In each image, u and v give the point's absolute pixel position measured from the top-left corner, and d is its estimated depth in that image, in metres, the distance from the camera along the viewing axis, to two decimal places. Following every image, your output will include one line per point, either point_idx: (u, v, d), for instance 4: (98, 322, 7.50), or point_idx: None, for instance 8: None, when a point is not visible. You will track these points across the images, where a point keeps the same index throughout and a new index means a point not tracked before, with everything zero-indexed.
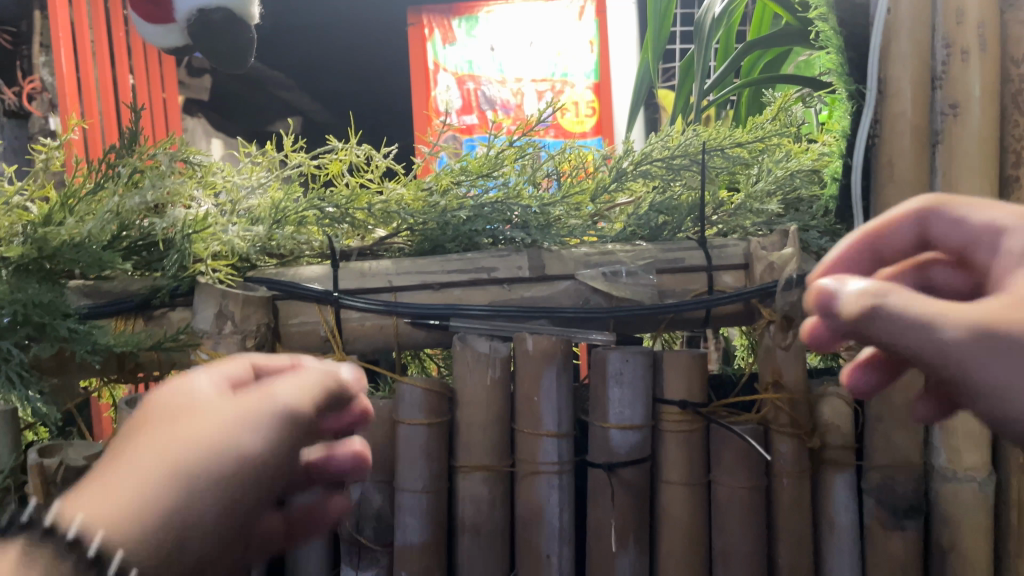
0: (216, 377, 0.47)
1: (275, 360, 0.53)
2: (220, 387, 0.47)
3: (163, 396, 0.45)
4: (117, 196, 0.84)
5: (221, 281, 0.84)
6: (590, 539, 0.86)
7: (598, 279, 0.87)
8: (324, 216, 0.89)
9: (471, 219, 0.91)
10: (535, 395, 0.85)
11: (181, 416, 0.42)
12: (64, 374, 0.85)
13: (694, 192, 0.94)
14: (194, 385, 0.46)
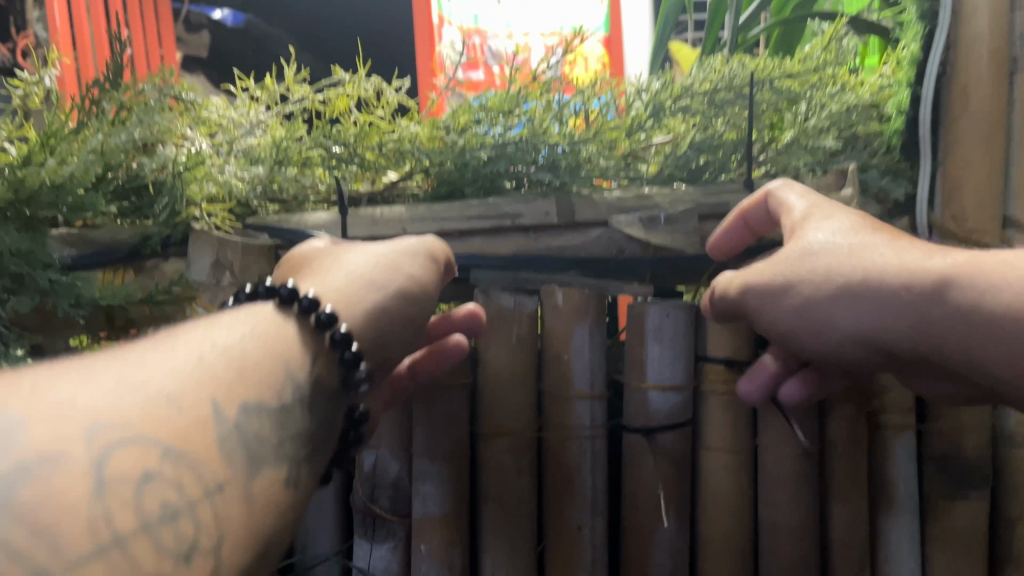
0: (423, 250, 0.67)
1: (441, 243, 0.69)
2: (418, 271, 0.64)
3: (374, 259, 0.64)
4: (102, 134, 0.75)
5: (218, 226, 0.79)
6: (626, 510, 0.78)
7: (635, 225, 0.78)
8: (331, 155, 0.81)
9: (493, 160, 0.82)
10: (566, 353, 0.77)
11: (379, 286, 0.62)
12: (50, 334, 0.75)
13: (740, 131, 0.85)
14: (399, 270, 0.63)
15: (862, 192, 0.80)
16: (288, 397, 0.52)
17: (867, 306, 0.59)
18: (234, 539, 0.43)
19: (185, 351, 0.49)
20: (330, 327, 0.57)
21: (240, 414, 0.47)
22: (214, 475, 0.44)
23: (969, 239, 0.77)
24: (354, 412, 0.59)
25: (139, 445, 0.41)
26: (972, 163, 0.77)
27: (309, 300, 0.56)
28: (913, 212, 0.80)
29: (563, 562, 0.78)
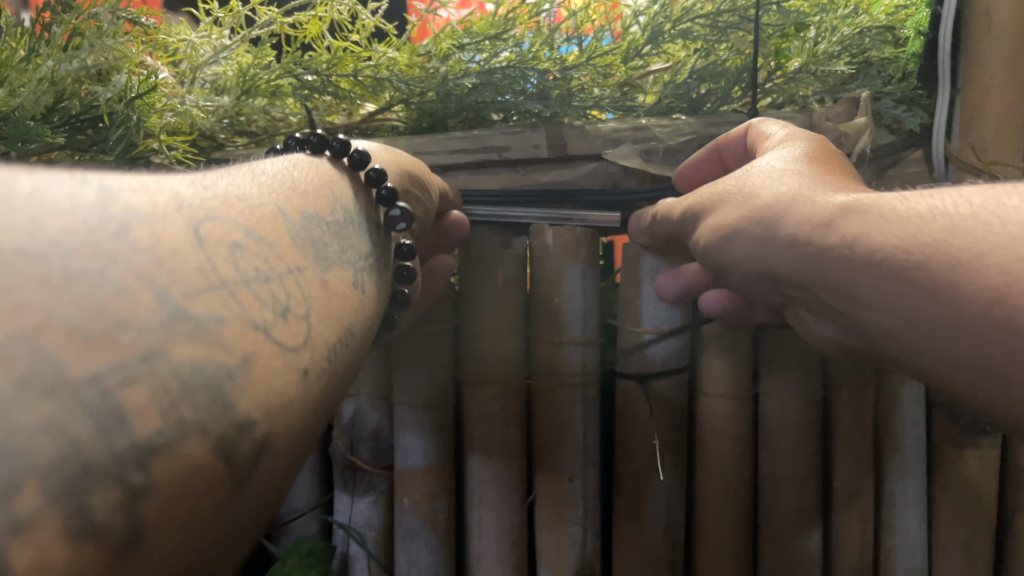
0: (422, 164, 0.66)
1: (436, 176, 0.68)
2: (424, 172, 0.64)
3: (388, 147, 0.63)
4: (50, 59, 0.69)
5: (178, 160, 0.73)
6: (618, 461, 0.75)
7: (632, 157, 0.74)
8: (301, 84, 0.75)
9: (478, 88, 0.76)
10: (556, 296, 0.72)
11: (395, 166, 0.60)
12: None
13: (744, 56, 0.79)
14: (403, 157, 0.63)
15: (874, 122, 0.74)
16: (340, 216, 0.47)
17: (763, 240, 0.55)
18: (321, 317, 0.38)
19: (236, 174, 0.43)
20: (364, 168, 0.54)
21: (305, 219, 0.42)
22: (295, 260, 0.39)
23: (989, 170, 0.71)
24: (400, 250, 0.55)
25: (217, 218, 0.35)
26: (995, 87, 0.71)
27: (340, 142, 0.53)
28: (928, 143, 0.74)
29: (553, 515, 0.74)
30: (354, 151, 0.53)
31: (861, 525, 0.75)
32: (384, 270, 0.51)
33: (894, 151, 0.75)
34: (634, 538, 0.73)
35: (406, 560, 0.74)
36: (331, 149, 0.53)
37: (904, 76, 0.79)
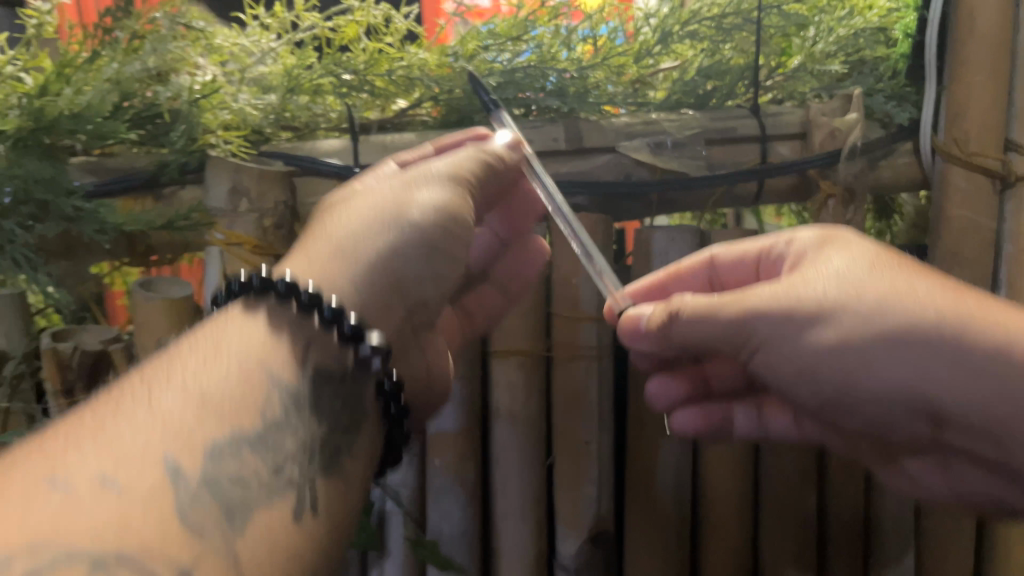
0: (459, 177, 0.62)
1: (476, 160, 0.64)
2: (453, 207, 0.60)
3: (390, 211, 0.59)
4: (116, 61, 0.77)
5: (233, 153, 0.78)
6: (631, 426, 0.82)
7: (643, 150, 0.80)
8: (341, 83, 0.82)
9: (502, 87, 0.84)
10: (574, 277, 0.79)
11: (406, 255, 0.58)
12: (73, 258, 0.80)
13: (746, 56, 0.86)
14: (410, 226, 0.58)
15: (866, 116, 0.81)
16: (276, 412, 0.48)
17: (806, 353, 0.57)
18: (186, 553, 0.38)
19: (175, 372, 0.47)
20: (339, 325, 0.52)
21: (229, 437, 0.44)
22: (180, 467, 0.41)
23: (970, 161, 0.77)
24: (382, 387, 0.55)
25: (122, 467, 0.39)
26: (977, 86, 0.77)
27: (309, 295, 0.52)
28: (916, 136, 0.81)
29: (572, 478, 0.81)
30: (304, 291, 0.52)
31: None
32: (314, 453, 0.49)
33: (885, 145, 0.80)
34: (645, 495, 0.81)
35: (439, 515, 0.82)
36: (299, 300, 0.52)
37: (894, 74, 0.85)
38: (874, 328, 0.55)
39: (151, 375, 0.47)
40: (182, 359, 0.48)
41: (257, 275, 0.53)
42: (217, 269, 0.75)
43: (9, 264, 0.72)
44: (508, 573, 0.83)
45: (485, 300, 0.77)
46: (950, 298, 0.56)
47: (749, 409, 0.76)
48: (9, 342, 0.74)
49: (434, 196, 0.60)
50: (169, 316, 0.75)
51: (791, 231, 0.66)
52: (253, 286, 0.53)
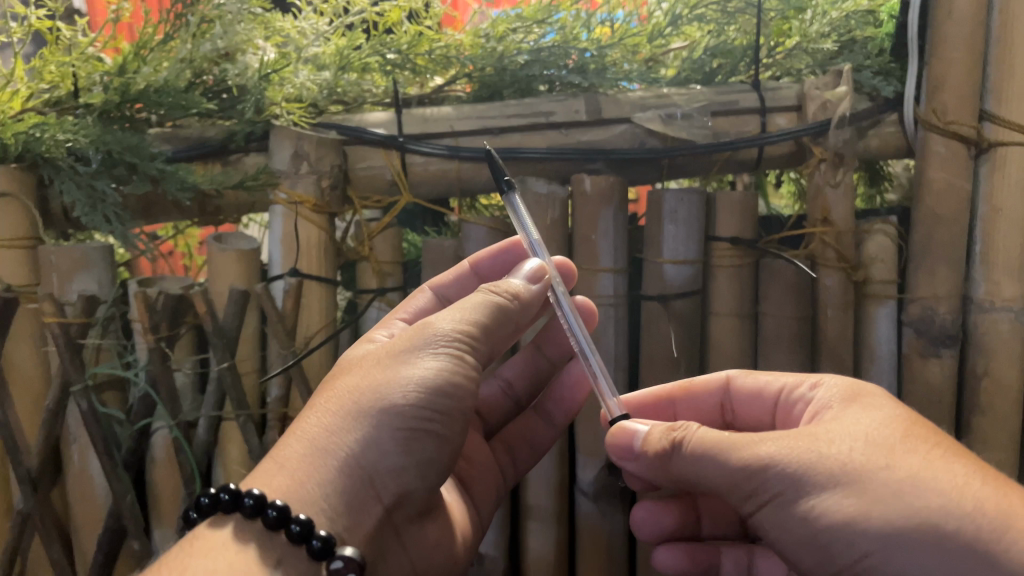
0: (459, 338, 0.62)
1: (482, 312, 0.64)
2: (445, 394, 0.59)
3: (374, 399, 0.58)
4: (189, 43, 0.88)
5: (295, 123, 0.88)
6: (644, 367, 0.92)
7: (655, 121, 0.90)
8: (385, 62, 0.93)
9: (529, 64, 0.93)
10: (593, 234, 0.89)
11: (380, 446, 0.57)
12: (150, 217, 0.91)
13: (749, 37, 0.96)
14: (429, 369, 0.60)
15: (856, 89, 0.90)
16: None
17: (801, 514, 0.53)
18: None
19: (197, 570, 0.51)
20: (305, 539, 0.53)
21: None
22: None
23: (948, 128, 0.87)
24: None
25: None
26: (955, 60, 0.86)
27: (277, 510, 0.53)
28: (901, 108, 0.90)
29: (591, 413, 0.92)
30: (271, 508, 0.53)
31: None
32: None
33: (872, 114, 0.90)
34: None
35: None
36: (267, 517, 0.53)
37: (881, 52, 0.93)
38: (852, 535, 0.51)
39: (184, 565, 0.52)
40: (208, 546, 0.54)
41: (225, 489, 0.55)
42: (284, 224, 0.88)
43: (101, 219, 0.83)
44: (534, 499, 0.94)
45: (428, 541, 0.65)
46: (986, 493, 0.51)
47: (738, 556, 0.80)
48: (101, 288, 0.85)
49: (430, 377, 0.59)
50: (240, 264, 0.86)
51: (817, 376, 0.66)
52: (224, 498, 0.55)
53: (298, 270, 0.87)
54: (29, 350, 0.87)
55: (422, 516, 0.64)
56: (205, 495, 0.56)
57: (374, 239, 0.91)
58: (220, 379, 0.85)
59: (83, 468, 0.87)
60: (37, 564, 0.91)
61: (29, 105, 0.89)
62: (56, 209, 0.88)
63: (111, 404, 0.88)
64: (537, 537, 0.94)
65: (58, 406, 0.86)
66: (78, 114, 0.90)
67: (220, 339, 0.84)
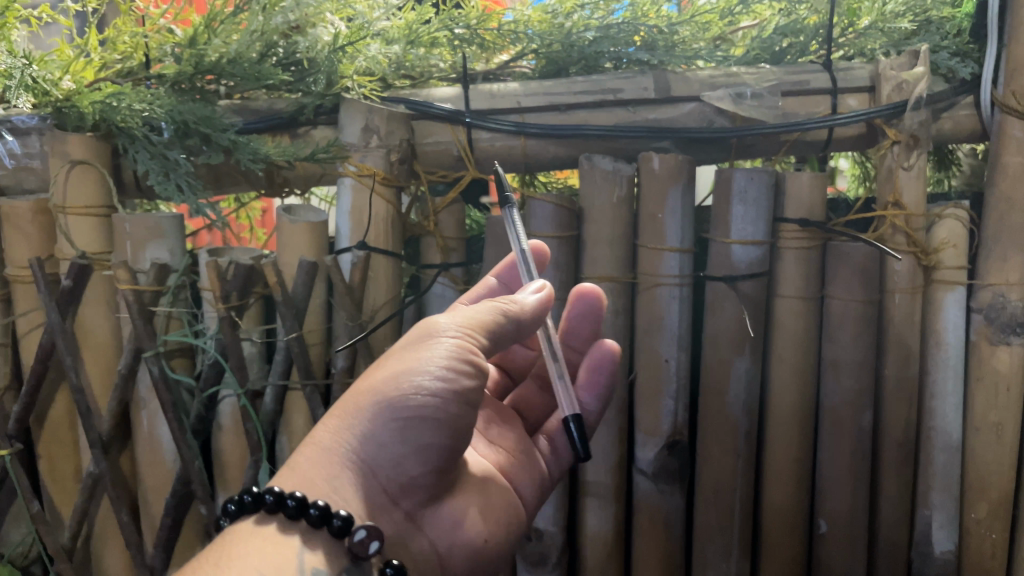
0: (461, 340, 0.62)
1: (488, 314, 0.64)
2: (446, 394, 0.59)
3: (378, 395, 0.60)
4: (260, 15, 0.88)
5: (365, 96, 0.90)
6: (707, 346, 0.92)
7: (725, 100, 0.89)
8: (453, 36, 0.93)
9: (597, 41, 0.93)
10: (659, 212, 0.89)
11: (379, 439, 0.60)
12: (219, 188, 0.92)
13: (821, 15, 0.93)
14: (427, 360, 0.60)
15: (931, 71, 0.89)
16: None
17: None
18: None
19: (239, 561, 0.52)
20: (347, 533, 0.55)
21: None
22: None
23: None
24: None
25: None
26: None
27: (319, 510, 0.54)
28: (978, 90, 0.89)
29: (653, 391, 0.92)
30: (313, 507, 0.54)
31: (906, 406, 0.91)
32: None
33: (948, 96, 0.89)
34: (719, 409, 0.91)
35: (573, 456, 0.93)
36: (285, 509, 0.54)
37: (959, 32, 0.93)
38: None
39: (229, 554, 0.53)
40: (249, 535, 0.55)
41: (269, 490, 0.55)
42: (351, 197, 0.88)
43: (174, 188, 0.83)
44: (593, 478, 0.94)
45: (453, 523, 0.66)
46: None
47: None
48: (173, 257, 0.87)
49: (431, 377, 0.59)
50: (309, 236, 0.86)
51: None
52: (267, 499, 0.55)
53: (366, 242, 0.88)
54: (102, 314, 0.89)
55: (439, 501, 0.66)
56: (246, 493, 0.55)
57: (440, 214, 0.92)
58: (288, 350, 0.86)
59: (152, 432, 0.89)
60: (106, 525, 0.93)
61: (103, 75, 0.90)
62: (128, 177, 0.90)
63: (180, 370, 0.90)
64: (594, 514, 0.94)
65: (130, 371, 0.87)
66: (151, 84, 0.91)
67: (289, 310, 0.85)
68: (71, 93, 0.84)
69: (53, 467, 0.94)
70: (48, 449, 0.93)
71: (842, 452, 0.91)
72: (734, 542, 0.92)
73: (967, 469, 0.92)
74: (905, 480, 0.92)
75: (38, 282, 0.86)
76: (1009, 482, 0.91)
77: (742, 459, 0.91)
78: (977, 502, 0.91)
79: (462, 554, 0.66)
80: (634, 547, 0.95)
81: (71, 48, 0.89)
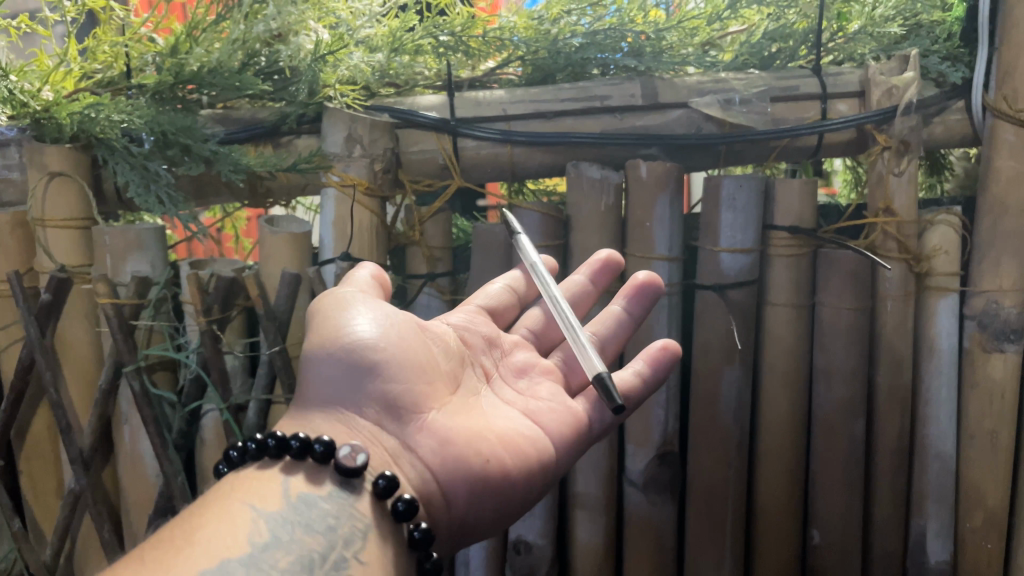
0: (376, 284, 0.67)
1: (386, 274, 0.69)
2: (384, 324, 0.64)
3: (313, 343, 0.62)
4: (242, 24, 0.86)
5: (349, 105, 0.88)
6: (697, 355, 0.90)
7: (713, 106, 0.88)
8: (438, 44, 0.91)
9: (584, 47, 0.92)
10: (647, 221, 0.87)
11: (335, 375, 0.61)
12: (202, 199, 0.91)
13: (811, 21, 0.93)
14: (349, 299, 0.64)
15: (922, 75, 0.88)
16: (288, 501, 0.53)
17: None
18: (199, 562, 0.46)
19: (225, 495, 0.53)
20: (330, 457, 0.56)
21: (291, 502, 0.53)
22: (189, 542, 0.48)
23: (1018, 117, 0.84)
24: (376, 490, 0.55)
25: (142, 551, 0.47)
26: None
27: (298, 441, 0.56)
28: (969, 95, 0.88)
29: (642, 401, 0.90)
30: (292, 439, 0.56)
31: (899, 414, 0.89)
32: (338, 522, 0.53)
33: (938, 101, 0.88)
34: (710, 418, 0.90)
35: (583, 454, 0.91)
36: (269, 450, 0.56)
37: (949, 36, 0.92)
38: None
39: (216, 494, 0.54)
40: (237, 477, 0.56)
41: (250, 437, 0.57)
42: (334, 207, 0.87)
43: (154, 200, 0.82)
44: (583, 490, 0.92)
45: (442, 435, 0.61)
46: None
47: None
48: (153, 269, 0.85)
49: (364, 319, 0.63)
50: (292, 247, 0.85)
51: None
52: (252, 447, 0.57)
53: (350, 253, 0.87)
54: (82, 329, 0.88)
55: (426, 414, 0.62)
56: (233, 448, 0.58)
57: (426, 223, 0.91)
58: (271, 363, 0.85)
59: (134, 448, 0.88)
60: (88, 542, 0.91)
61: (82, 86, 0.88)
62: (109, 189, 0.89)
63: (161, 384, 0.88)
64: (585, 525, 0.93)
65: (111, 386, 0.86)
66: (132, 94, 0.89)
67: (272, 322, 0.83)
68: (49, 104, 0.83)
69: (35, 482, 0.92)
70: (29, 465, 0.92)
71: (834, 461, 0.90)
72: (726, 553, 0.91)
73: (961, 477, 0.91)
74: (898, 488, 0.91)
75: (17, 296, 0.84)
76: (1005, 489, 0.90)
77: (734, 469, 0.90)
78: (972, 511, 0.90)
79: (457, 472, 0.59)
80: (625, 559, 0.94)
81: (50, 59, 0.87)
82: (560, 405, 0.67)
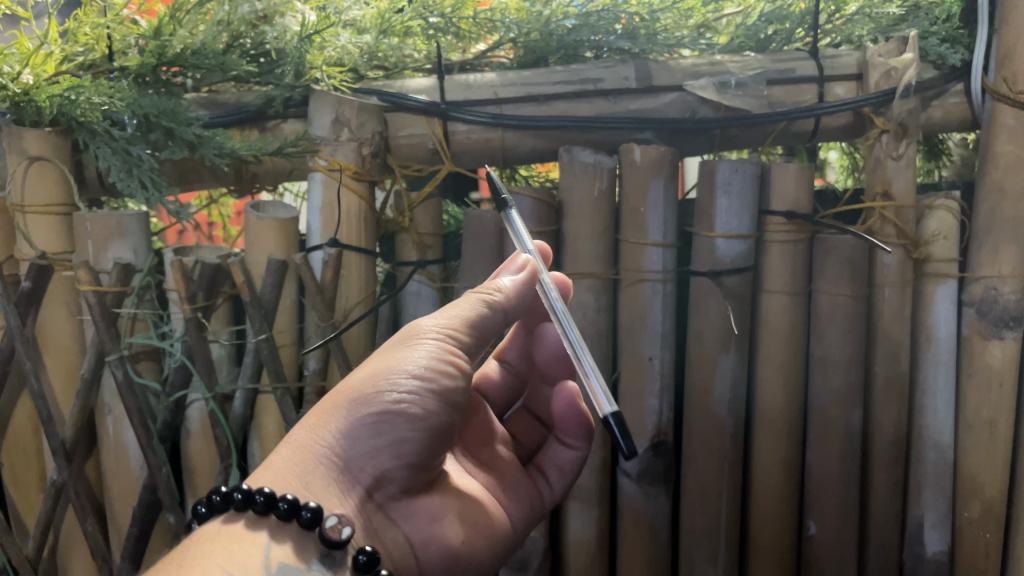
0: (442, 338, 0.61)
1: (471, 310, 0.63)
2: (425, 395, 0.58)
3: (352, 394, 0.59)
4: (227, 4, 0.85)
5: (336, 88, 0.86)
6: (691, 344, 0.89)
7: (708, 88, 0.86)
8: (428, 25, 0.90)
9: (577, 29, 0.90)
10: (641, 206, 0.86)
11: (352, 434, 0.57)
12: (186, 184, 0.89)
13: (808, 1, 0.90)
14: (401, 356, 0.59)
15: (921, 57, 0.87)
16: (269, 573, 0.50)
17: None
18: None
19: (203, 558, 0.50)
20: (317, 524, 0.53)
21: (272, 574, 0.50)
22: None
23: (1018, 100, 0.82)
24: (357, 564, 0.53)
25: None
26: None
27: (287, 502, 0.52)
28: (968, 77, 0.86)
29: (636, 390, 0.89)
30: (282, 501, 0.53)
31: (895, 404, 0.88)
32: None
33: (937, 84, 0.87)
34: (705, 408, 0.88)
35: None
36: (255, 506, 0.53)
37: (948, 17, 0.90)
38: None
39: (192, 553, 0.51)
40: (217, 533, 0.53)
41: (237, 488, 0.54)
42: (322, 191, 0.85)
43: (137, 184, 0.80)
44: (577, 482, 0.91)
45: (428, 518, 0.62)
46: None
47: None
48: (136, 256, 0.83)
49: (413, 377, 0.58)
50: (279, 233, 0.83)
51: None
52: (236, 497, 0.54)
53: (338, 240, 0.85)
54: (63, 317, 0.86)
55: (413, 496, 0.62)
56: (214, 493, 0.54)
57: (415, 209, 0.89)
58: (257, 352, 0.83)
59: (118, 439, 0.86)
60: (71, 535, 0.90)
61: (63, 68, 0.86)
62: (91, 175, 0.87)
63: (147, 374, 0.86)
64: (579, 518, 0.91)
65: (94, 376, 0.84)
66: (114, 77, 0.86)
67: (258, 311, 0.82)
68: (29, 87, 0.81)
69: (17, 474, 0.91)
70: (11, 457, 0.90)
71: (831, 452, 0.88)
72: (720, 547, 0.90)
73: (959, 468, 0.89)
74: (895, 479, 0.89)
75: None
76: (1003, 480, 0.88)
77: (728, 461, 0.89)
78: (969, 502, 0.89)
79: (437, 553, 0.61)
80: (619, 552, 0.93)
81: (29, 41, 0.85)
82: (518, 487, 0.73)
